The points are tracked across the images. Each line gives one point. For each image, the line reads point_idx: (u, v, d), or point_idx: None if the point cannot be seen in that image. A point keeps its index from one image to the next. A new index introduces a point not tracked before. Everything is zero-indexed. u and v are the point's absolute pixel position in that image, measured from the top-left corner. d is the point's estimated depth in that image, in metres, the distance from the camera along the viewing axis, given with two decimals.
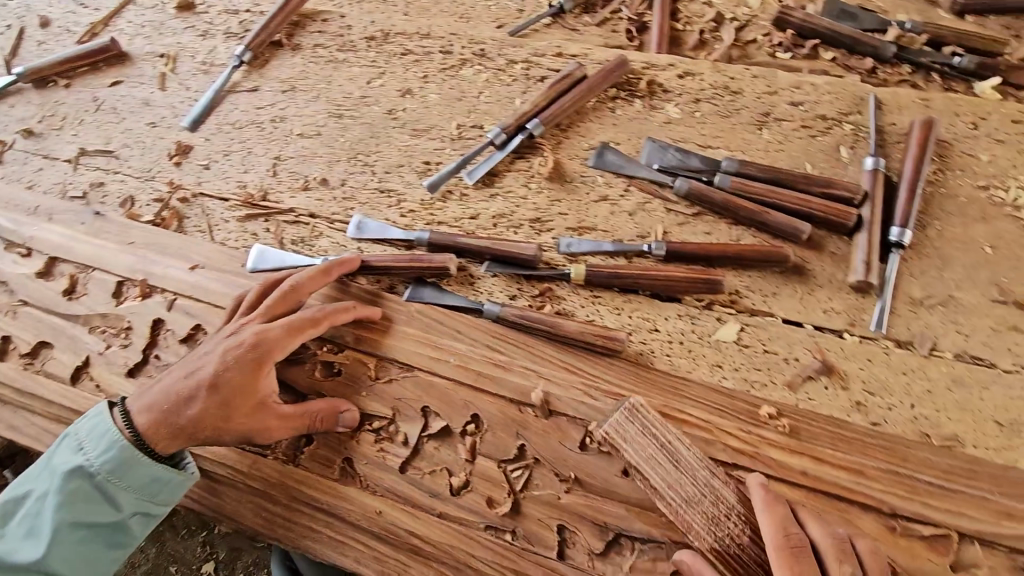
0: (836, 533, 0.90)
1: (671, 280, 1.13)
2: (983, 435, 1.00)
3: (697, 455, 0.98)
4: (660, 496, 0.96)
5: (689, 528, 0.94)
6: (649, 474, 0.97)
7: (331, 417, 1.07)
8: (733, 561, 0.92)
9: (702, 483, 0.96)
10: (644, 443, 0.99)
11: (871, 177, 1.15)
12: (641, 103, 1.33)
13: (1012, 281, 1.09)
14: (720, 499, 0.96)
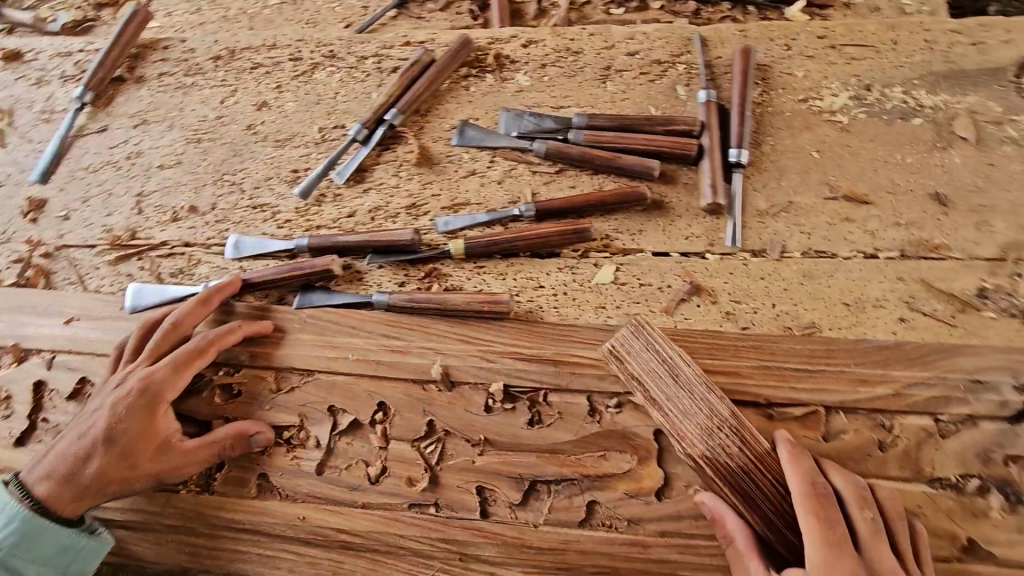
0: (857, 480, 0.94)
1: (545, 237, 1.19)
2: (834, 317, 1.12)
3: (698, 372, 1.03)
4: (658, 407, 1.02)
5: (683, 436, 1.00)
6: (649, 387, 1.03)
7: (243, 441, 1.06)
8: (720, 468, 0.97)
9: (698, 396, 1.01)
10: (648, 359, 1.05)
11: (706, 108, 1.25)
12: (492, 77, 1.38)
13: (838, 179, 1.21)
14: (714, 412, 1.00)
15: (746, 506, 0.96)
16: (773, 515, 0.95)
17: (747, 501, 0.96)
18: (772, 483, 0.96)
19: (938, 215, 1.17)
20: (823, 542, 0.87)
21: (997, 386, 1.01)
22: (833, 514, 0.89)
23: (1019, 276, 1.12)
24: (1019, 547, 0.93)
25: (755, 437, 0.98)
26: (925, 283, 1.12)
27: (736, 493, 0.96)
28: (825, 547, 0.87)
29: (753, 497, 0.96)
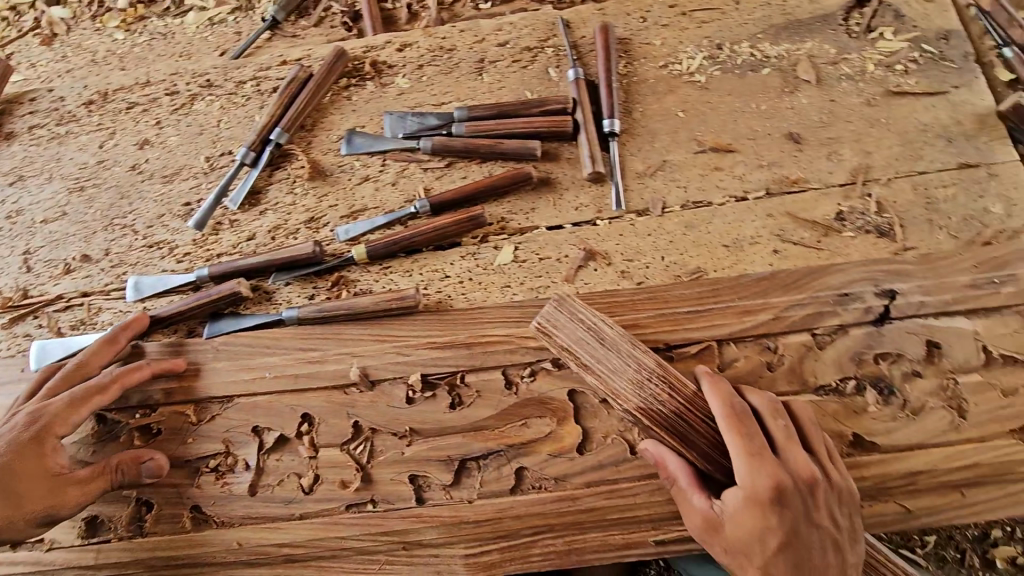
0: (770, 396, 1.00)
1: (442, 228, 1.23)
2: (717, 259, 1.21)
3: (621, 331, 1.04)
4: (590, 371, 1.03)
5: (616, 394, 1.01)
6: (579, 353, 1.04)
7: (134, 467, 1.05)
8: (655, 417, 0.99)
9: (625, 354, 1.03)
10: (574, 328, 1.05)
11: (576, 86, 1.33)
12: (372, 84, 1.41)
13: (704, 133, 1.31)
14: (641, 366, 1.02)
15: (684, 447, 0.98)
16: (706, 447, 0.98)
17: (683, 442, 0.98)
18: (704, 419, 0.98)
19: (794, 152, 1.29)
20: (748, 456, 0.92)
21: (861, 295, 1.12)
22: (754, 427, 0.95)
23: (869, 196, 1.25)
24: (895, 433, 1.05)
25: (681, 381, 1.00)
26: (792, 215, 1.24)
27: (673, 436, 0.98)
28: (752, 460, 0.92)
29: (689, 438, 0.98)
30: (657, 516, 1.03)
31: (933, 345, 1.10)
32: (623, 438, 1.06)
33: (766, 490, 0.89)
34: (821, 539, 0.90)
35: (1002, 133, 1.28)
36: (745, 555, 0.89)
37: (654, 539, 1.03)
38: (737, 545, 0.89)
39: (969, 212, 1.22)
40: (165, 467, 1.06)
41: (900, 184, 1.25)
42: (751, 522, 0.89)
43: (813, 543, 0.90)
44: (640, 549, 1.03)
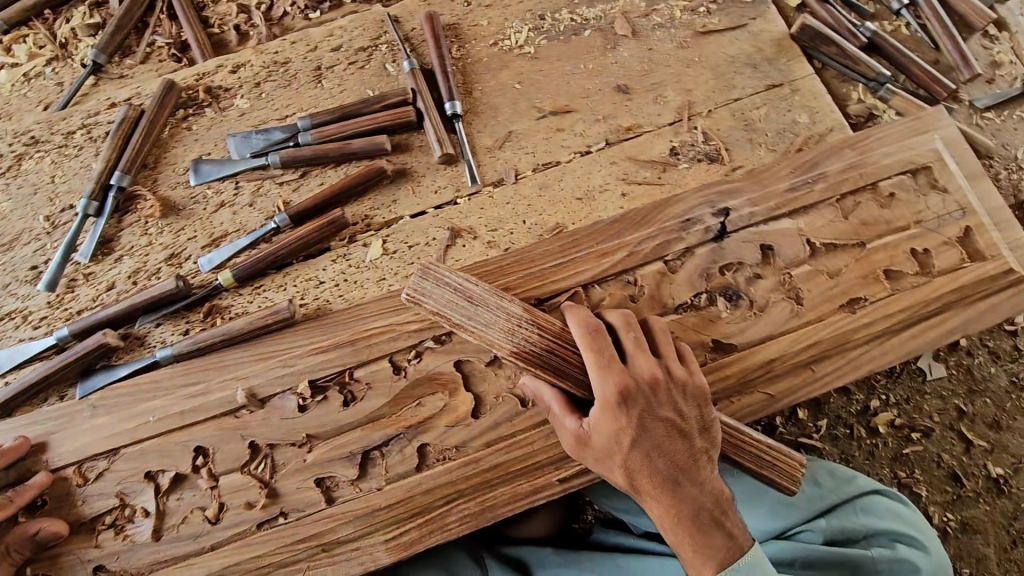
0: (624, 313, 1.12)
1: (305, 237, 1.23)
2: (573, 213, 1.32)
3: (487, 287, 1.09)
4: (464, 329, 1.07)
5: (491, 344, 1.06)
6: (450, 314, 1.07)
7: (23, 541, 1.02)
8: (529, 357, 1.06)
9: (494, 306, 1.08)
10: (442, 293, 1.08)
11: (412, 76, 1.37)
12: (210, 110, 1.38)
13: (542, 100, 1.40)
14: (510, 314, 1.08)
15: (559, 378, 1.06)
16: (570, 372, 1.07)
17: (558, 374, 1.07)
18: (571, 349, 1.08)
19: (625, 102, 1.41)
20: (601, 370, 1.03)
21: (700, 218, 1.25)
22: (605, 344, 1.05)
23: (696, 129, 1.40)
24: (748, 330, 1.20)
25: (548, 321, 1.09)
26: (632, 159, 1.37)
27: (549, 371, 1.06)
28: (603, 374, 1.03)
29: (562, 370, 1.07)
30: (556, 457, 1.11)
31: (766, 248, 1.25)
32: (513, 395, 1.13)
33: (616, 397, 1.01)
34: (671, 429, 1.03)
35: (796, 54, 1.47)
36: (607, 456, 1.02)
37: (557, 478, 1.11)
38: (598, 449, 1.02)
39: (780, 126, 1.41)
40: (63, 527, 1.04)
41: (720, 114, 1.41)
42: (606, 428, 1.01)
43: (663, 433, 1.03)
44: (547, 491, 1.10)
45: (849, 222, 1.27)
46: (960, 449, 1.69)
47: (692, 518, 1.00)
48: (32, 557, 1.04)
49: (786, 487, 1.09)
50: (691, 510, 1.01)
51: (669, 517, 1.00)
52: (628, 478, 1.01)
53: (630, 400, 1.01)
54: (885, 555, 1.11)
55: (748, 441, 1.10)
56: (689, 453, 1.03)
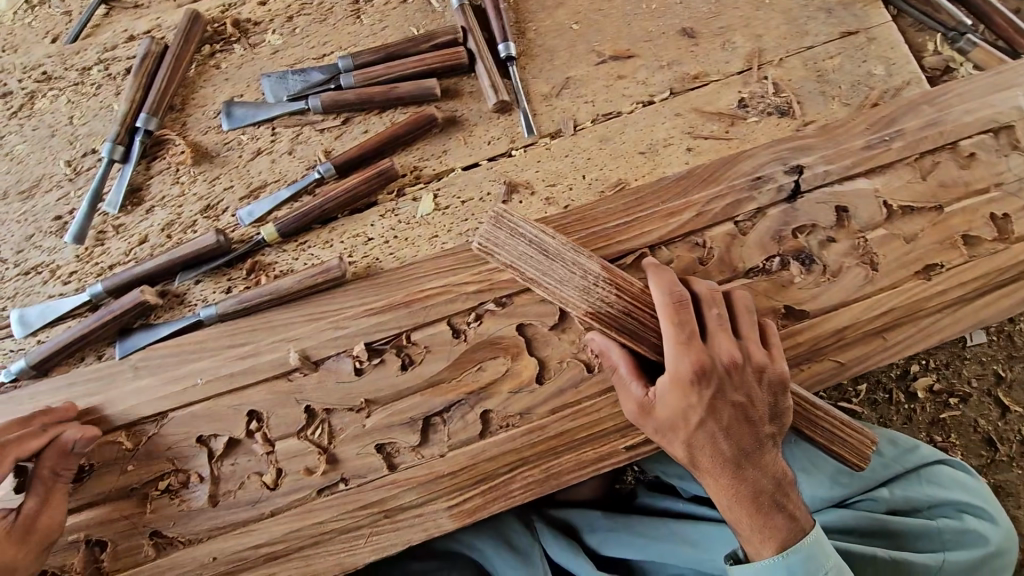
0: (710, 285, 1.06)
1: (351, 190, 1.14)
2: (636, 168, 1.24)
3: (564, 242, 1.03)
4: (537, 284, 1.02)
5: (565, 301, 1.02)
6: (523, 268, 1.02)
7: (67, 458, 0.97)
8: (603, 318, 1.02)
9: (570, 262, 1.03)
10: (515, 244, 1.01)
11: (461, 13, 1.25)
12: (240, 46, 1.26)
13: (601, 43, 1.30)
14: (587, 272, 1.03)
15: (632, 341, 1.02)
16: (642, 340, 1.03)
17: (632, 337, 1.02)
18: (649, 314, 1.03)
19: (690, 47, 1.31)
20: (679, 345, 0.99)
21: (772, 176, 1.19)
22: (688, 319, 1.00)
23: (766, 79, 1.30)
24: (822, 296, 1.15)
25: (627, 281, 1.04)
26: (697, 111, 1.28)
27: (623, 333, 1.02)
28: (681, 351, 0.98)
29: (637, 333, 1.02)
30: (622, 424, 1.08)
31: (841, 209, 1.19)
32: (578, 360, 1.09)
33: (691, 375, 0.98)
34: (743, 412, 1.00)
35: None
36: (671, 430, 0.99)
37: (623, 445, 1.08)
38: (663, 423, 0.99)
39: (855, 78, 1.32)
40: (93, 432, 0.99)
41: (791, 63, 1.32)
42: (675, 404, 0.98)
43: (733, 414, 1.00)
44: (612, 458, 1.08)
45: (927, 183, 1.21)
46: (996, 415, 1.69)
47: (751, 499, 0.99)
48: (84, 520, 1.00)
49: (853, 462, 1.08)
50: (751, 491, 0.99)
51: (726, 495, 0.99)
52: (689, 453, 1.00)
53: (704, 379, 0.98)
54: (952, 525, 1.12)
55: (816, 413, 1.07)
56: (756, 436, 1.01)
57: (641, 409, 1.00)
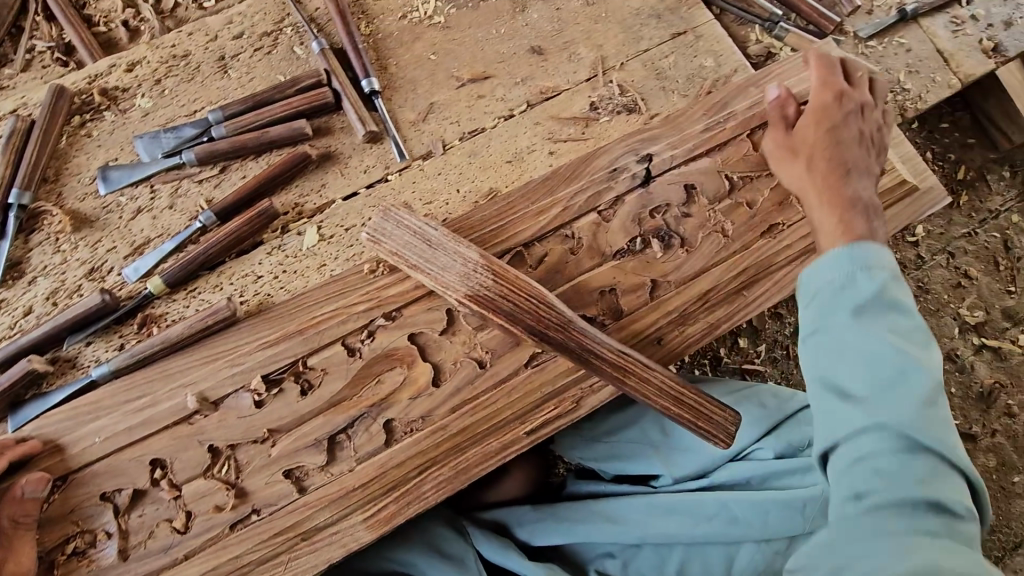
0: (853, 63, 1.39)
1: (234, 232, 1.19)
2: (505, 177, 1.35)
3: (445, 232, 1.10)
4: (421, 270, 1.09)
5: (447, 287, 1.09)
6: (408, 256, 1.09)
7: (24, 505, 1.00)
8: (482, 301, 1.09)
9: (450, 251, 1.10)
10: (401, 235, 1.10)
11: (323, 56, 1.33)
12: (110, 113, 1.30)
13: (459, 69, 1.42)
14: (466, 259, 1.10)
15: (511, 323, 1.09)
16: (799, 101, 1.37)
17: (510, 319, 1.09)
18: (526, 297, 1.10)
19: (540, 63, 1.45)
20: (822, 76, 1.35)
21: (626, 166, 1.32)
22: (829, 74, 1.36)
23: (611, 82, 1.45)
24: (682, 267, 1.28)
25: (503, 268, 1.11)
26: (553, 118, 1.41)
27: (501, 315, 1.09)
28: (818, 83, 1.35)
29: (515, 314, 1.09)
30: (521, 412, 1.15)
31: (690, 187, 1.33)
32: (470, 358, 1.16)
33: (833, 98, 1.32)
34: (839, 160, 1.26)
35: (694, 2, 1.54)
36: (791, 153, 1.30)
37: (525, 432, 1.14)
38: (788, 146, 1.31)
39: (689, 72, 1.48)
40: (46, 478, 1.02)
41: (632, 65, 1.47)
42: (801, 128, 1.31)
43: (844, 139, 1.28)
44: (516, 445, 1.14)
45: (761, 153, 1.36)
46: None
47: (841, 200, 1.23)
48: None
49: (720, 441, 1.14)
50: (840, 195, 1.23)
51: (825, 194, 1.24)
52: (802, 171, 1.28)
53: (832, 108, 1.31)
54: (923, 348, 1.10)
55: (688, 394, 1.13)
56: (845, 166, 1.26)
57: (773, 146, 1.33)
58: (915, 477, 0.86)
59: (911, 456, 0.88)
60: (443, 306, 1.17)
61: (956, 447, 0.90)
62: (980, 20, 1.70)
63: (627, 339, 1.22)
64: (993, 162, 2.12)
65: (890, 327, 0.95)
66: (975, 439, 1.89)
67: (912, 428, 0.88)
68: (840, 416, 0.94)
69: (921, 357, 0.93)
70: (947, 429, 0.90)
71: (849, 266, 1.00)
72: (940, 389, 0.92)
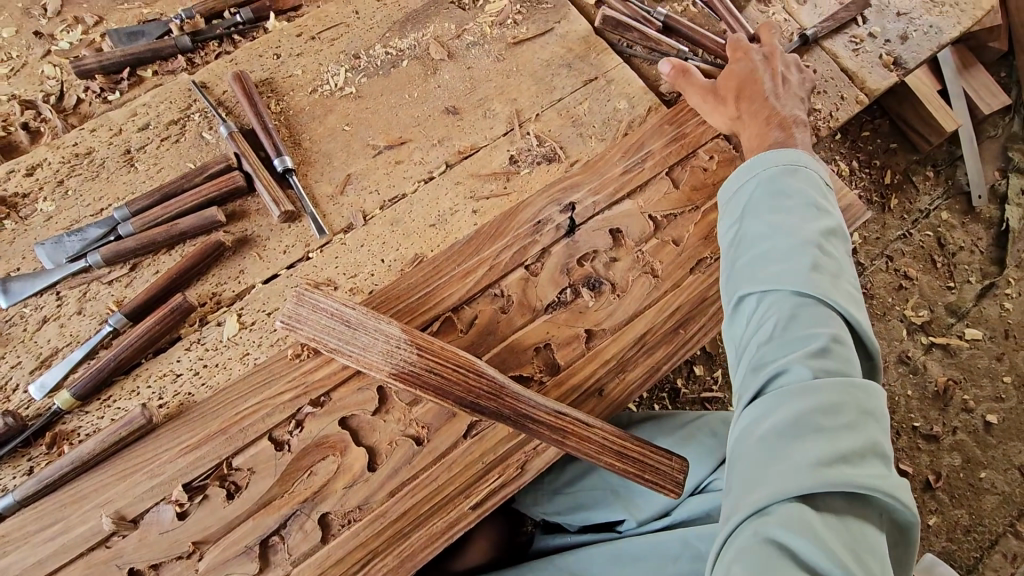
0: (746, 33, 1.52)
1: (147, 332, 1.14)
2: (430, 240, 1.33)
3: (364, 310, 1.07)
4: (342, 353, 1.04)
5: (371, 365, 1.04)
6: (327, 339, 1.04)
7: None
8: (410, 377, 1.05)
9: (373, 329, 1.06)
10: (317, 318, 1.04)
11: (232, 140, 1.31)
12: (9, 221, 1.26)
13: (375, 136, 1.41)
14: (388, 335, 1.07)
15: (439, 396, 1.05)
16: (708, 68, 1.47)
17: (437, 391, 1.05)
18: (454, 365, 1.07)
19: (456, 122, 1.44)
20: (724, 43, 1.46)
21: (549, 218, 1.31)
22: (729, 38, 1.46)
23: (529, 134, 1.44)
24: (615, 313, 1.27)
25: (427, 341, 1.08)
26: (473, 176, 1.39)
27: (429, 389, 1.05)
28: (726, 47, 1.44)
29: (442, 386, 1.06)
30: (464, 485, 1.10)
31: (615, 231, 1.33)
32: (406, 436, 1.12)
33: (740, 50, 1.42)
34: (760, 89, 1.33)
35: (603, 47, 1.54)
36: (722, 100, 1.36)
37: (469, 506, 1.09)
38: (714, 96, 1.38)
39: (604, 116, 1.47)
40: None
41: (548, 115, 1.47)
42: (724, 78, 1.38)
43: (761, 73, 1.36)
44: (462, 522, 1.09)
45: (681, 190, 1.37)
46: None
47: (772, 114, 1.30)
48: None
49: (668, 490, 1.12)
50: (769, 109, 1.31)
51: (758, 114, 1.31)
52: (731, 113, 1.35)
53: (745, 56, 1.40)
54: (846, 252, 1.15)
55: (631, 445, 1.12)
56: (779, 116, 1.29)
57: (704, 102, 1.38)
58: (783, 320, 0.94)
59: (782, 306, 0.96)
60: (373, 385, 1.13)
61: (832, 289, 0.96)
62: (878, 37, 1.77)
63: (566, 395, 1.20)
64: (917, 163, 2.20)
65: (767, 211, 1.07)
66: (938, 440, 1.90)
67: (778, 281, 0.98)
68: (731, 292, 1.05)
69: (800, 223, 1.03)
70: (834, 290, 0.96)
71: (754, 170, 1.15)
72: (817, 247, 1.00)
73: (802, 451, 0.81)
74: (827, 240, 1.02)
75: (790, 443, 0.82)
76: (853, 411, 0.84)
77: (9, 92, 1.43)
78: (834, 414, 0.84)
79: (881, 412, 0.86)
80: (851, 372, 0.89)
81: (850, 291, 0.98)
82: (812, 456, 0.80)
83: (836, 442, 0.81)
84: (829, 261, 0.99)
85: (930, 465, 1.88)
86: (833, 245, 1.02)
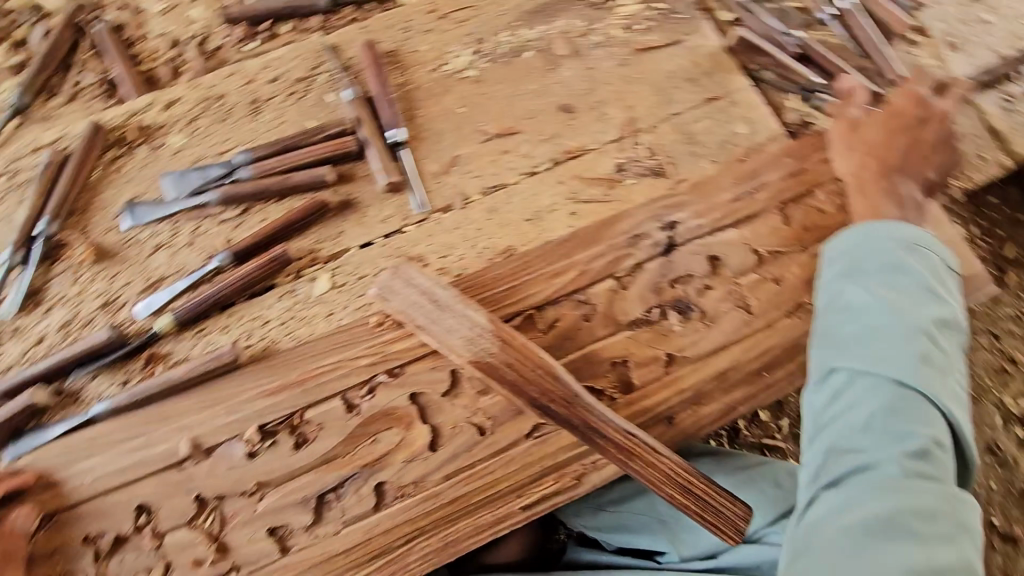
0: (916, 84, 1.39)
1: (248, 275, 1.21)
2: (523, 235, 1.32)
3: (452, 292, 1.09)
4: (425, 330, 1.08)
5: (450, 349, 1.08)
6: (412, 316, 1.09)
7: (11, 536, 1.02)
8: (488, 368, 1.07)
9: (458, 313, 1.08)
10: (409, 292, 1.09)
11: (353, 104, 1.37)
12: (142, 149, 1.35)
13: (487, 123, 1.41)
14: (473, 322, 1.08)
15: (515, 394, 1.07)
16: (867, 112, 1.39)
17: (513, 390, 1.07)
18: (533, 367, 1.07)
19: (569, 121, 1.42)
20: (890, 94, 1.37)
21: (648, 233, 1.27)
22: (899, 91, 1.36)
23: (640, 144, 1.40)
24: (700, 342, 1.22)
25: (511, 334, 1.08)
26: (577, 177, 1.37)
27: (505, 385, 1.07)
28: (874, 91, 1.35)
29: (518, 385, 1.07)
30: (518, 484, 1.10)
31: (714, 258, 1.27)
32: (471, 424, 1.11)
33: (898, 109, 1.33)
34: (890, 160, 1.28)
35: (732, 66, 1.48)
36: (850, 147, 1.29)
37: (519, 506, 1.09)
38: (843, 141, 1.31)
39: (721, 137, 1.41)
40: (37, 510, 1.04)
41: (662, 128, 1.42)
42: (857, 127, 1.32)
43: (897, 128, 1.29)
44: (510, 520, 1.09)
45: (791, 228, 1.29)
46: None
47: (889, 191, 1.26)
48: None
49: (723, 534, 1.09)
50: (888, 186, 1.26)
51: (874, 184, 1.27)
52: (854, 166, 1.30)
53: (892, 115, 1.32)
54: None
55: (693, 482, 1.09)
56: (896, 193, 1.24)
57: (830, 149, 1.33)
58: (883, 410, 0.91)
59: (882, 394, 0.92)
60: (447, 367, 1.12)
61: (940, 387, 0.92)
62: None
63: (635, 416, 1.17)
64: None
65: (882, 280, 1.00)
66: (1017, 543, 1.74)
67: (883, 365, 0.93)
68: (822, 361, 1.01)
69: (915, 305, 0.98)
70: (941, 388, 0.92)
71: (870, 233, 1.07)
72: (929, 337, 0.95)
73: (891, 558, 0.80)
74: (939, 332, 0.97)
75: (877, 547, 0.81)
76: (945, 524, 0.83)
77: (161, 29, 1.53)
78: (926, 525, 0.82)
79: (970, 527, 0.85)
80: (946, 481, 0.87)
81: (955, 391, 0.95)
82: (899, 565, 0.79)
83: (926, 554, 0.80)
84: (940, 355, 0.95)
85: (1004, 568, 1.72)
86: (945, 337, 0.98)
